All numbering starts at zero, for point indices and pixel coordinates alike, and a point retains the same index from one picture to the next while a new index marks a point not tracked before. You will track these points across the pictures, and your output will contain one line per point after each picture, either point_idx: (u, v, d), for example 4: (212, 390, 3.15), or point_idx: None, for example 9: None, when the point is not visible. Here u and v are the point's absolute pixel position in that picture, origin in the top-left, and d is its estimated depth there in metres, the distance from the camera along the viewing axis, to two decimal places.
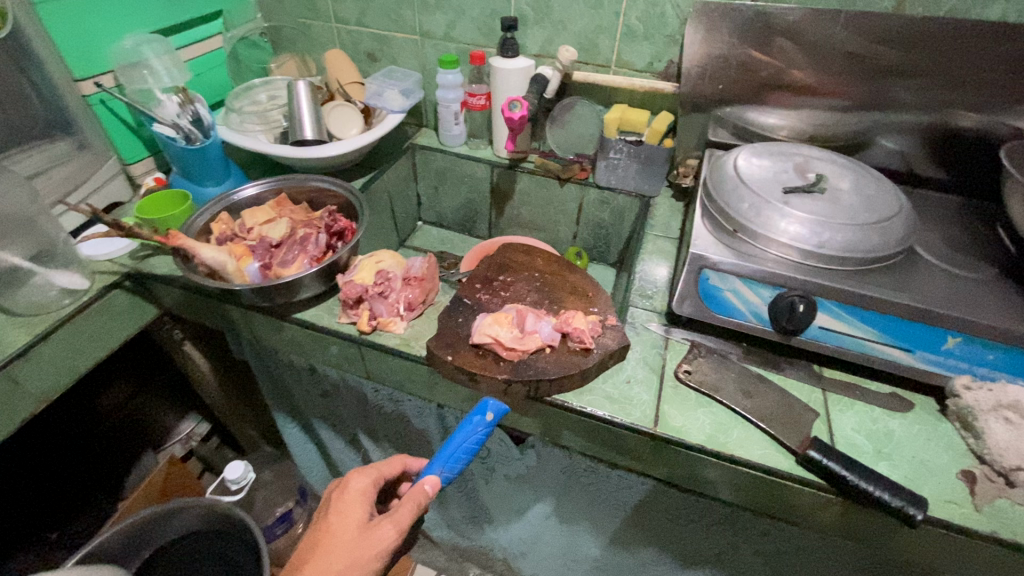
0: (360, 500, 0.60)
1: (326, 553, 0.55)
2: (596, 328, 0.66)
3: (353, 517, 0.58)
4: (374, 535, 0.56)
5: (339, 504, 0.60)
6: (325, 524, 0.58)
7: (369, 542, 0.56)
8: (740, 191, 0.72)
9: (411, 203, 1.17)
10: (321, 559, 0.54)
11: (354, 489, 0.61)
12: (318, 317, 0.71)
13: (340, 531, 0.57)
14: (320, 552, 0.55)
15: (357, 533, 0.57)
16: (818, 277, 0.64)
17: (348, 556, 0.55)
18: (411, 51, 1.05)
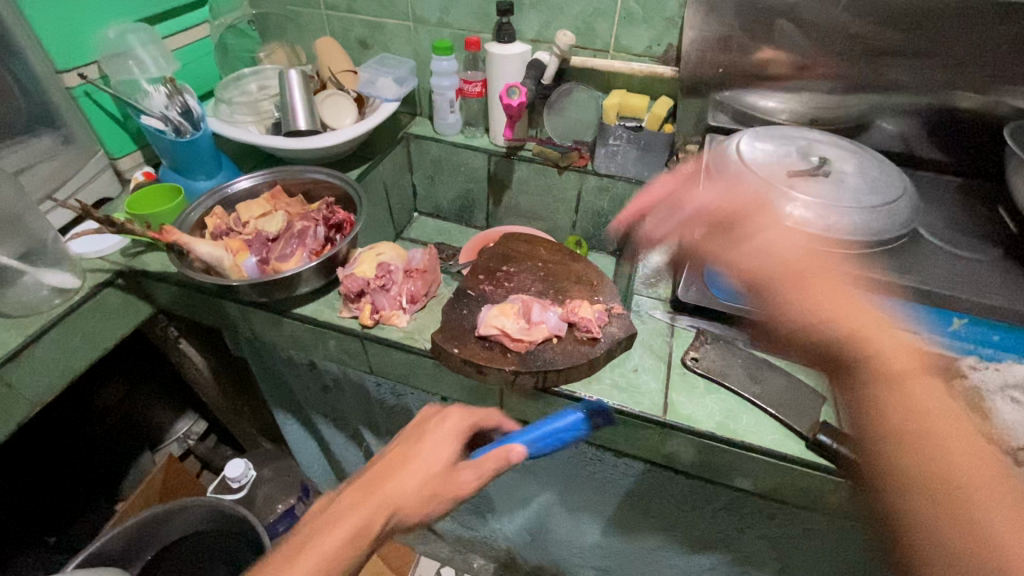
0: (451, 434, 0.58)
1: (403, 476, 0.53)
2: (603, 317, 0.65)
3: (441, 447, 0.56)
4: (454, 479, 0.54)
5: (428, 433, 0.58)
6: (411, 449, 0.56)
7: (448, 486, 0.54)
8: (744, 176, 0.71)
9: (407, 194, 1.15)
10: (396, 480, 0.53)
11: (447, 424, 0.58)
12: (319, 311, 0.70)
13: (422, 459, 0.55)
14: (398, 474, 0.53)
15: (441, 464, 0.55)
16: (824, 261, 0.64)
17: (424, 489, 0.53)
18: (403, 37, 1.02)
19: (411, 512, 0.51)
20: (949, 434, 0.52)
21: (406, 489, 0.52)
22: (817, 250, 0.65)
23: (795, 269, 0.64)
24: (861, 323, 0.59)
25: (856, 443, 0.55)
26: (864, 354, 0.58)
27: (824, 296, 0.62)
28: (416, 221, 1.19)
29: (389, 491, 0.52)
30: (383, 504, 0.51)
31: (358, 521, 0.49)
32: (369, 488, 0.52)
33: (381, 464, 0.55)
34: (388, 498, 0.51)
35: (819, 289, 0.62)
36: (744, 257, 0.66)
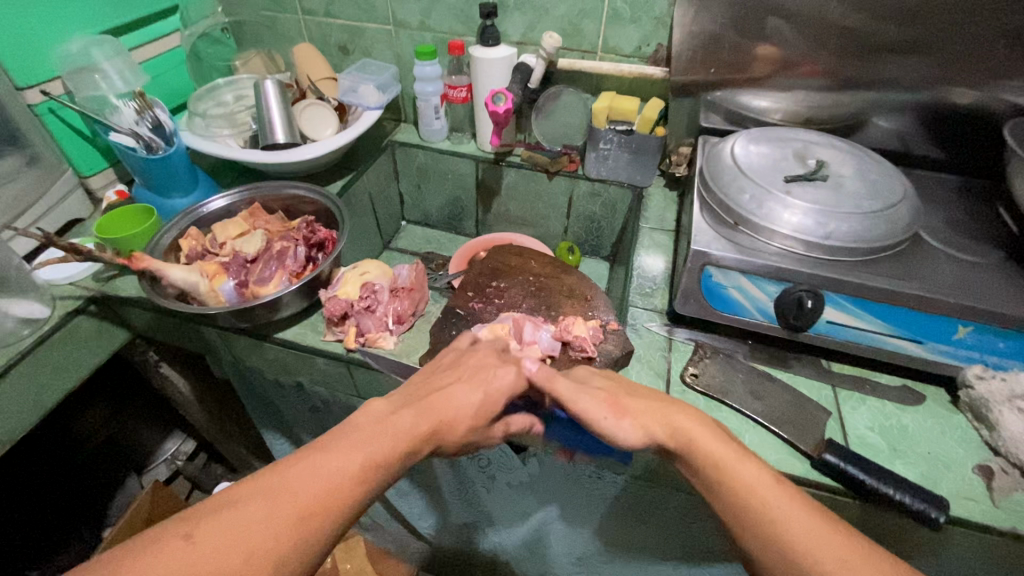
0: (510, 379, 0.55)
1: (454, 409, 0.52)
2: (598, 334, 0.63)
3: (497, 388, 0.54)
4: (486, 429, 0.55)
5: (484, 370, 0.55)
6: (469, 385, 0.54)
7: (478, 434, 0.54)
8: (740, 182, 0.69)
9: (394, 202, 1.12)
10: (448, 412, 0.51)
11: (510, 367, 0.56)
12: (302, 335, 0.67)
13: (475, 396, 0.53)
14: (451, 405, 0.51)
15: (494, 405, 0.53)
16: (825, 269, 0.61)
17: (467, 425, 0.52)
18: (385, 42, 0.99)
19: (448, 441, 0.52)
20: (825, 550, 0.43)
21: (454, 422, 0.51)
22: (631, 390, 0.55)
23: (621, 399, 0.53)
24: (724, 454, 0.49)
25: (862, 462, 0.53)
26: (725, 479, 0.48)
27: (660, 411, 0.52)
28: (404, 230, 1.16)
29: (439, 417, 0.51)
30: (433, 431, 0.50)
31: (409, 441, 0.48)
32: (419, 411, 0.50)
33: (427, 388, 0.53)
34: (436, 426, 0.50)
35: (650, 407, 0.53)
36: (592, 377, 0.56)
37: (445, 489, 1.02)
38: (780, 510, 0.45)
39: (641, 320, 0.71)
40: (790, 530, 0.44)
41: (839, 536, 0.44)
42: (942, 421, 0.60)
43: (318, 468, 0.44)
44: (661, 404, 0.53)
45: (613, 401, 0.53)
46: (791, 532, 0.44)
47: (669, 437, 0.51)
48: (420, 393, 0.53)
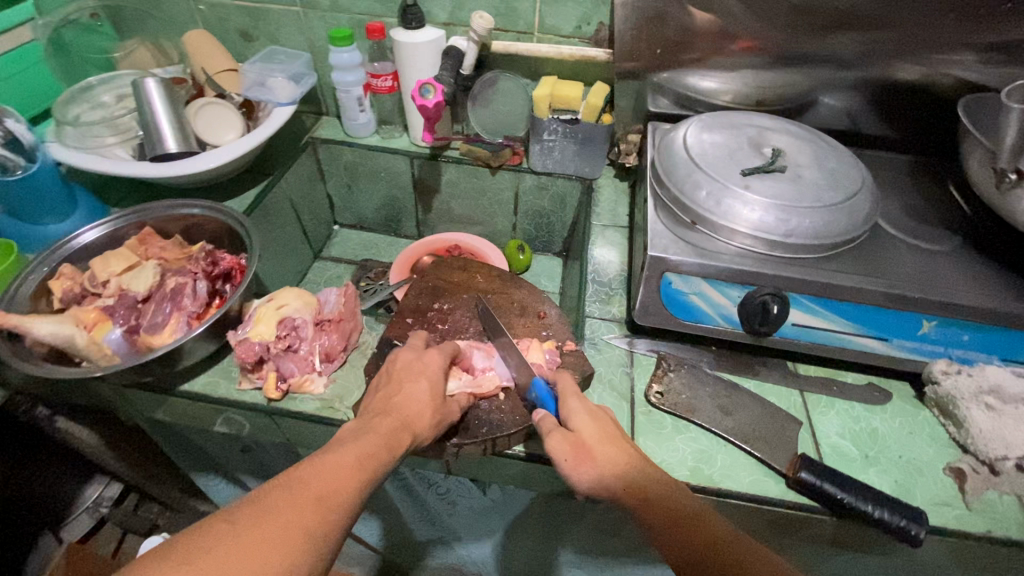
0: (438, 360, 0.55)
1: (413, 400, 0.50)
2: (555, 359, 0.57)
3: (434, 370, 0.53)
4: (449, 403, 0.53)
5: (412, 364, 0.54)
6: (402, 370, 0.53)
7: (442, 410, 0.52)
8: (695, 177, 0.64)
9: (322, 206, 1.01)
10: (402, 404, 0.50)
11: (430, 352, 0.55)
12: (214, 385, 0.57)
13: (423, 385, 0.52)
14: (406, 399, 0.50)
15: (438, 385, 0.53)
16: (789, 270, 0.58)
17: (436, 414, 0.51)
18: (293, 26, 0.86)
19: (422, 431, 0.49)
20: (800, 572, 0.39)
21: (420, 412, 0.50)
22: (612, 431, 0.48)
23: (593, 446, 0.47)
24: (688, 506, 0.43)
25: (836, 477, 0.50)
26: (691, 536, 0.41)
27: (625, 460, 0.46)
28: (337, 235, 1.05)
29: (404, 411, 0.49)
30: (403, 423, 0.48)
31: (387, 437, 0.46)
32: (385, 410, 0.49)
33: (380, 395, 0.52)
34: (402, 422, 0.48)
35: (620, 458, 0.46)
36: (577, 413, 0.49)
37: (403, 513, 0.95)
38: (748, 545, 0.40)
39: (600, 335, 0.65)
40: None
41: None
42: (909, 420, 0.58)
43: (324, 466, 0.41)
44: (633, 455, 0.46)
45: (580, 443, 0.47)
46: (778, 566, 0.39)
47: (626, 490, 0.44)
48: (373, 399, 0.52)
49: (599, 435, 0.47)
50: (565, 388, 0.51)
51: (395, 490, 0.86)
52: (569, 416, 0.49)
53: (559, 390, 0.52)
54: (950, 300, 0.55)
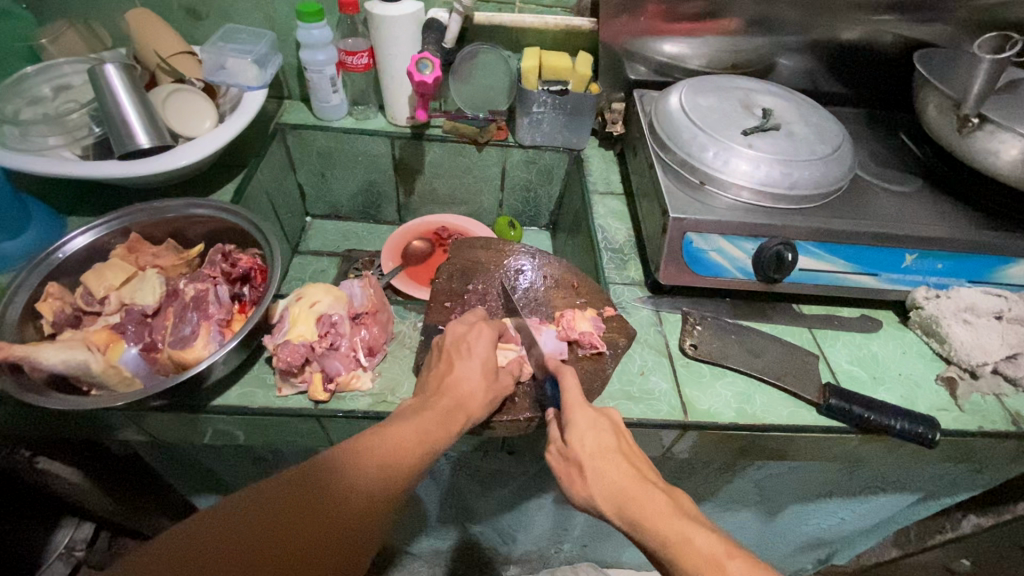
0: (489, 338, 0.54)
1: (466, 380, 0.50)
2: (600, 325, 0.60)
3: (484, 348, 0.53)
4: (500, 380, 0.53)
5: (465, 342, 0.53)
6: (449, 358, 0.52)
7: (495, 386, 0.52)
8: (700, 139, 0.67)
9: (294, 197, 0.95)
10: (456, 385, 0.50)
11: (481, 331, 0.54)
12: (250, 396, 0.53)
13: (475, 363, 0.52)
14: (458, 378, 0.50)
15: (492, 362, 0.53)
16: (797, 220, 0.63)
17: (401, 470, 0.43)
18: (251, 1, 0.80)
19: (478, 412, 0.50)
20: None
21: (440, 424, 0.47)
22: (608, 441, 0.49)
23: (584, 465, 0.48)
24: (669, 526, 0.43)
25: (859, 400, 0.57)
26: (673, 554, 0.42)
27: (614, 480, 0.47)
28: (312, 227, 0.99)
29: (458, 391, 0.50)
30: (457, 405, 0.48)
31: (442, 417, 0.47)
32: (329, 466, 0.41)
33: (432, 378, 0.52)
34: (421, 433, 0.45)
35: (610, 477, 0.47)
36: (576, 427, 0.49)
37: (419, 500, 0.94)
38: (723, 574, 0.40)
39: (626, 301, 0.67)
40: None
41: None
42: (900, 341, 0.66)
43: (214, 536, 0.36)
44: (627, 471, 0.47)
45: (572, 460, 0.49)
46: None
47: (612, 509, 0.47)
48: (424, 384, 0.52)
49: (592, 452, 0.48)
50: (567, 397, 0.51)
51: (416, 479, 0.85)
52: (568, 428, 0.50)
53: (564, 396, 0.51)
54: (930, 233, 0.62)
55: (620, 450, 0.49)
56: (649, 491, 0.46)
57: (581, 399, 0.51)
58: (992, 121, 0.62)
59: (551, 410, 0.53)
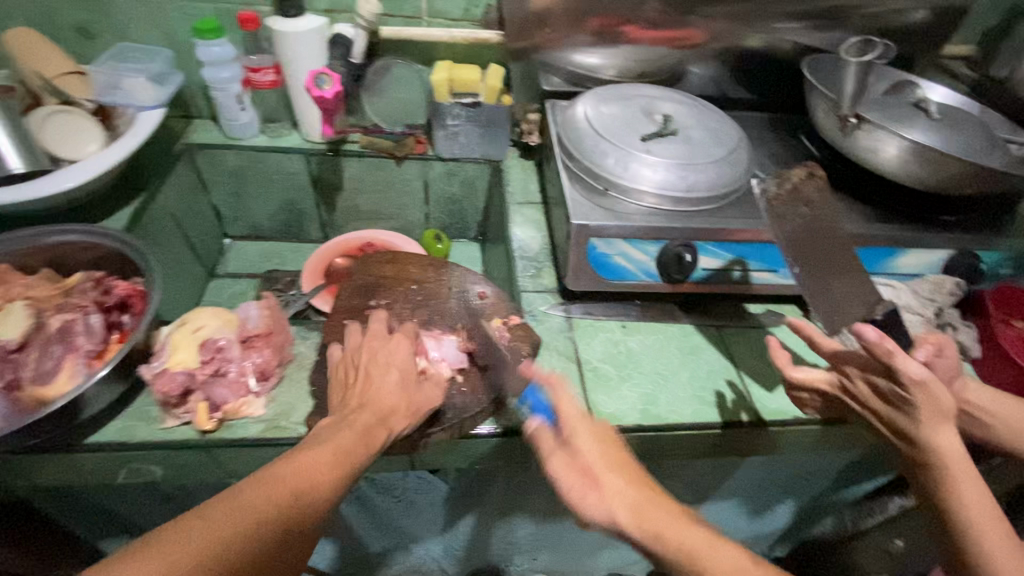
0: (406, 347, 0.54)
1: (383, 391, 0.49)
2: (503, 335, 0.60)
3: (403, 356, 0.53)
4: (425, 388, 0.52)
5: (381, 351, 0.53)
6: (363, 368, 0.51)
7: (415, 397, 0.51)
8: (601, 146, 0.68)
9: (208, 219, 0.91)
10: (379, 399, 0.49)
11: (398, 340, 0.54)
12: (131, 430, 0.50)
13: (393, 373, 0.51)
14: (379, 391, 0.49)
15: (411, 370, 0.52)
16: (694, 221, 0.64)
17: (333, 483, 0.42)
18: (147, 18, 0.78)
19: (399, 423, 0.48)
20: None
21: (359, 437, 0.45)
22: (612, 451, 0.46)
23: (595, 473, 0.45)
24: (666, 524, 0.42)
25: (820, 262, 0.60)
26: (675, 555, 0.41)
27: (624, 490, 0.44)
28: (230, 249, 0.95)
29: (379, 404, 0.48)
30: (380, 419, 0.47)
31: (365, 433, 0.45)
32: (234, 498, 0.37)
33: (347, 390, 0.50)
34: (337, 451, 0.43)
35: (621, 487, 0.44)
36: (580, 433, 0.47)
37: (354, 529, 0.90)
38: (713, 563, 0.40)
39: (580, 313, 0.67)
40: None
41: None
42: (821, 324, 0.59)
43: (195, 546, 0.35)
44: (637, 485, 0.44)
45: (589, 472, 0.45)
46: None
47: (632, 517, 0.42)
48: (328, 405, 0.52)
49: (601, 458, 0.46)
50: (562, 404, 0.49)
51: (346, 506, 0.82)
52: (570, 436, 0.47)
53: (557, 403, 0.49)
54: (834, 218, 0.64)
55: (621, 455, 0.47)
56: (656, 498, 0.44)
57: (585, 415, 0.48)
58: (867, 121, 0.66)
59: (535, 421, 0.50)
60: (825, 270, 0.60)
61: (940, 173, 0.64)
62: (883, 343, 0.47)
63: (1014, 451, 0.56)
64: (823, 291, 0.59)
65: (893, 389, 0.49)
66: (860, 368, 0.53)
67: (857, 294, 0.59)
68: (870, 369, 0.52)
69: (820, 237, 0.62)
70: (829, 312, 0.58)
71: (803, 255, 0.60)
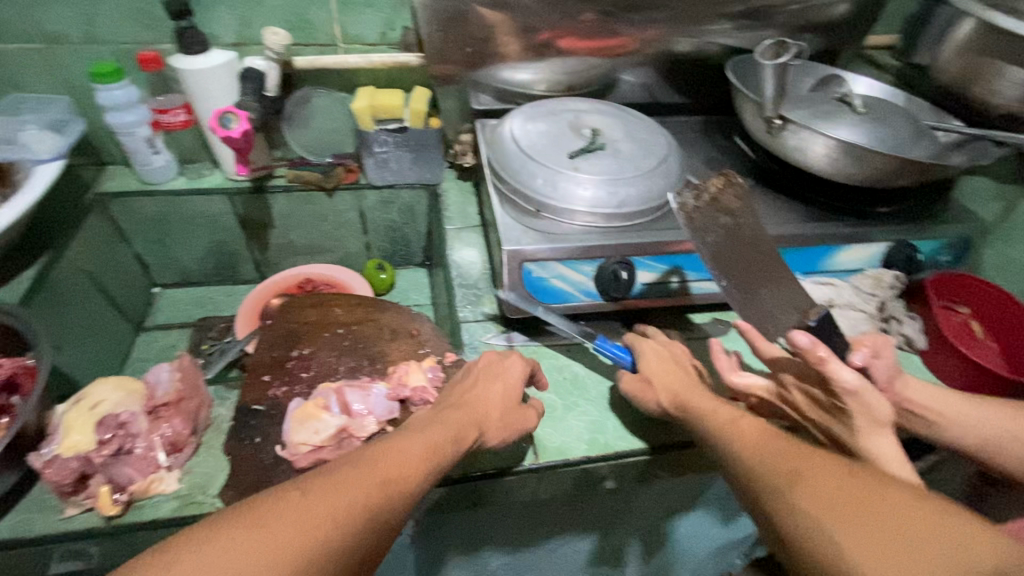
0: (520, 367, 0.54)
1: (484, 399, 0.50)
2: (438, 376, 0.55)
3: (510, 374, 0.53)
4: (520, 412, 0.52)
5: (494, 366, 0.54)
6: (471, 378, 0.53)
7: (515, 415, 0.51)
8: (529, 166, 0.66)
9: (131, 270, 0.86)
10: (475, 404, 0.50)
11: (511, 359, 0.54)
12: (25, 524, 0.45)
13: (497, 386, 0.52)
14: (479, 396, 0.50)
15: (516, 391, 0.52)
16: (628, 238, 0.62)
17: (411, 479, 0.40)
18: (39, 67, 0.74)
19: (489, 432, 0.49)
20: (816, 473, 0.39)
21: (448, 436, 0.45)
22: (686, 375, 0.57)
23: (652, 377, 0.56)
24: (706, 405, 0.52)
25: (746, 272, 0.56)
26: (712, 428, 0.50)
27: (681, 389, 0.54)
28: (161, 298, 0.90)
29: (475, 412, 0.49)
30: (473, 420, 0.48)
31: (455, 430, 0.46)
32: (333, 476, 0.37)
33: (454, 388, 0.52)
34: (434, 442, 0.43)
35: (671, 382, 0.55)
36: (648, 351, 0.59)
37: None
38: (742, 436, 0.46)
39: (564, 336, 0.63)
40: (774, 492, 0.40)
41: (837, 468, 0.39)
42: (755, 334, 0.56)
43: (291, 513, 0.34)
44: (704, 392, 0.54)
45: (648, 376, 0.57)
46: (803, 480, 0.39)
47: (669, 403, 0.54)
48: (246, 476, 0.47)
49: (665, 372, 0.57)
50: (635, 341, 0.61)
51: None
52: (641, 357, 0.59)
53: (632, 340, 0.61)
54: (758, 220, 0.59)
55: (686, 372, 0.57)
56: (701, 394, 0.53)
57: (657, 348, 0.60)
58: (791, 122, 0.65)
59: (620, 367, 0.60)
60: (755, 279, 0.56)
61: (869, 168, 0.64)
62: (817, 351, 0.43)
63: (963, 444, 0.55)
64: (753, 301, 0.55)
65: (832, 400, 0.47)
66: (795, 378, 0.53)
67: (785, 299, 0.55)
68: (807, 377, 0.51)
69: (744, 247, 0.57)
70: (760, 322, 0.55)
71: (727, 268, 0.55)
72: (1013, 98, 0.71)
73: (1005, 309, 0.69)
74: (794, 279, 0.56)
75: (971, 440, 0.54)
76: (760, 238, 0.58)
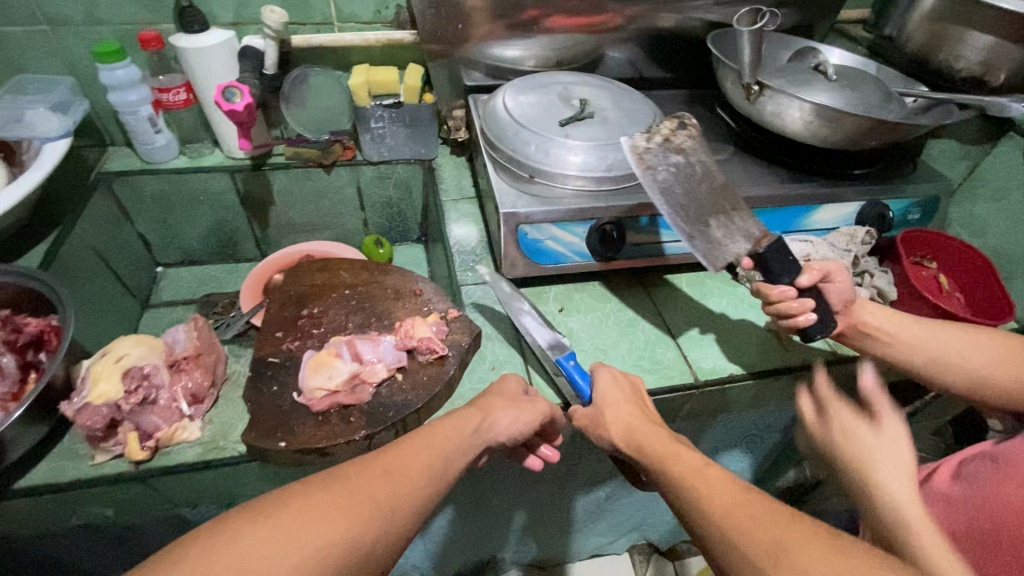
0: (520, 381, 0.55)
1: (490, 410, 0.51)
2: (442, 329, 0.58)
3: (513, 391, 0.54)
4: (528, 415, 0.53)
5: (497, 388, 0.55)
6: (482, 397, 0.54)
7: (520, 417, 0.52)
8: (522, 135, 0.69)
9: (136, 249, 0.88)
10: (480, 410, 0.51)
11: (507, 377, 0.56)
12: (59, 470, 0.48)
13: (498, 396, 0.53)
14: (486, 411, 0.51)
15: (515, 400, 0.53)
16: (618, 199, 0.66)
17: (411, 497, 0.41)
18: (42, 49, 0.76)
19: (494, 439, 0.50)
20: (794, 548, 0.35)
21: (403, 489, 0.41)
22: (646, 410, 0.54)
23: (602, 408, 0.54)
24: (661, 445, 0.49)
25: (696, 204, 0.59)
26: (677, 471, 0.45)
27: (629, 423, 0.52)
28: (163, 277, 0.93)
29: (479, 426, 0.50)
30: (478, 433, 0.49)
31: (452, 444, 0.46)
32: (325, 504, 0.38)
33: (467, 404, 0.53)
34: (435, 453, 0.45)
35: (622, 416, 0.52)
36: (605, 380, 0.56)
37: None
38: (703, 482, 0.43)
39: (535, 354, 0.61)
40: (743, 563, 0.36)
41: (825, 546, 0.35)
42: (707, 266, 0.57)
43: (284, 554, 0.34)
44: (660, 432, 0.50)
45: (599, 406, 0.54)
46: (784, 558, 0.35)
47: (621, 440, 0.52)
48: (267, 420, 0.50)
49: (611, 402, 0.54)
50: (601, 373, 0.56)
51: None
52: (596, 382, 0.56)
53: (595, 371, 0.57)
54: (708, 160, 0.62)
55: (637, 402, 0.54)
56: (653, 429, 0.51)
57: (618, 382, 0.56)
58: (768, 87, 0.69)
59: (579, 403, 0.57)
60: (706, 211, 0.59)
61: (842, 130, 0.68)
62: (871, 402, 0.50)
63: (931, 378, 0.59)
64: (702, 232, 0.58)
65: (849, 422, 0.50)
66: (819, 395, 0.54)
67: (734, 230, 0.58)
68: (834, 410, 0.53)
69: (694, 181, 0.60)
70: (710, 252, 0.57)
71: (679, 200, 0.58)
72: (975, 62, 0.76)
73: (966, 260, 0.74)
74: (741, 211, 0.59)
75: (941, 373, 0.59)
76: (710, 179, 0.61)
